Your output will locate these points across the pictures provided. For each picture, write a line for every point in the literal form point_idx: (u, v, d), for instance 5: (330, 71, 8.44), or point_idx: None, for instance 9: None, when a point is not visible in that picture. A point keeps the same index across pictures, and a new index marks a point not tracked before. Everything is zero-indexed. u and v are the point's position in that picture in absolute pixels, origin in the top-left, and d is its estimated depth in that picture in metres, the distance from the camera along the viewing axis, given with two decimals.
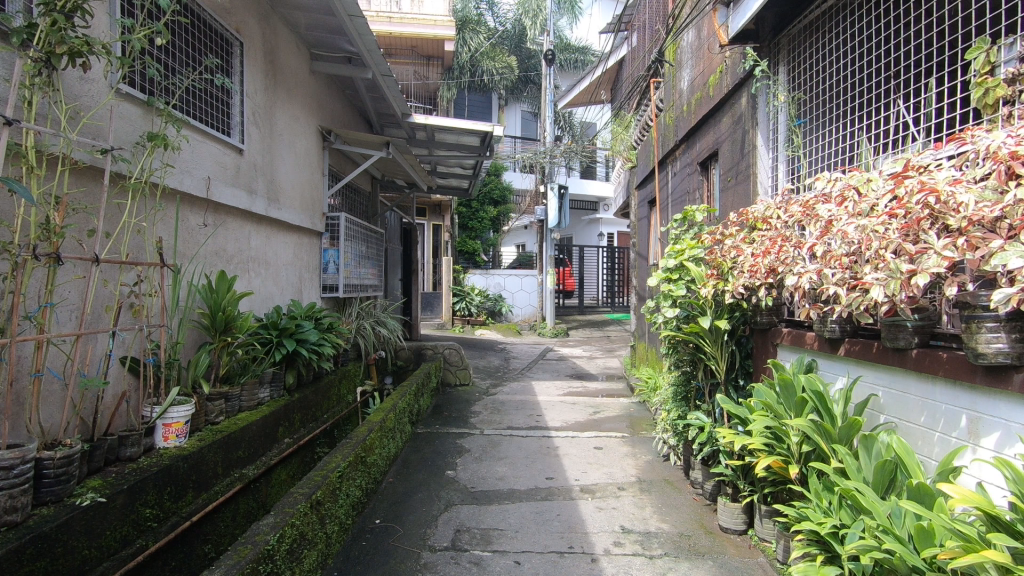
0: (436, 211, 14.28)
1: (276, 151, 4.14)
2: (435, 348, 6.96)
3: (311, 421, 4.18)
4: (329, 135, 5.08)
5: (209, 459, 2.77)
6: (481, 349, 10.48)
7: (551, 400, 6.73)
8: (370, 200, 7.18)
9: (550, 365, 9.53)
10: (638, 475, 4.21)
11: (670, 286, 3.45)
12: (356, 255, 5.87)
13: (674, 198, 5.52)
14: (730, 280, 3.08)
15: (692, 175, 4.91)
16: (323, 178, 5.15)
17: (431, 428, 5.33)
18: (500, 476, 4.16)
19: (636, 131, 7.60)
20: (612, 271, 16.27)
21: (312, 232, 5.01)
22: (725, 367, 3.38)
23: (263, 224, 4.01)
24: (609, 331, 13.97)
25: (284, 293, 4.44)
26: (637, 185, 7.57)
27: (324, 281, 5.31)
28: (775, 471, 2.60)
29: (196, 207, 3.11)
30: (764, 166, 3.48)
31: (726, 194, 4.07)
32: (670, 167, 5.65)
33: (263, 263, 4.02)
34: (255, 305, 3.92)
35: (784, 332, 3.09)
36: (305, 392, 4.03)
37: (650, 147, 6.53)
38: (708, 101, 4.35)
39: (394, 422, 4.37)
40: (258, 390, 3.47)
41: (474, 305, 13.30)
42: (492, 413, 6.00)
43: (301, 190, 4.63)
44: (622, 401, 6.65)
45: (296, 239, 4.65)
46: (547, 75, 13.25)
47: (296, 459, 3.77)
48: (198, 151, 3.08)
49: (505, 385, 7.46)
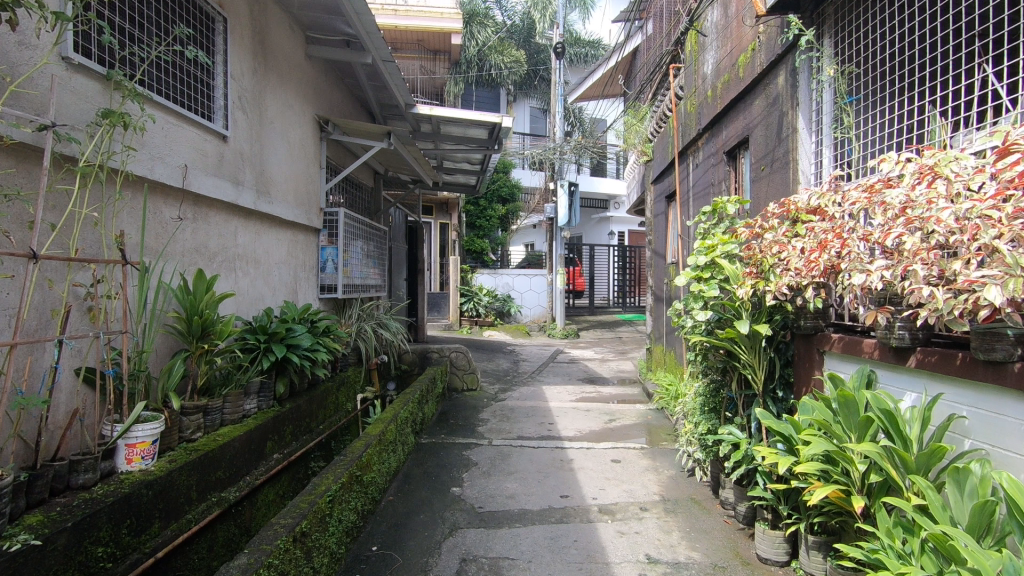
0: (443, 209, 13.94)
1: (267, 140, 3.81)
2: (441, 351, 6.60)
3: (306, 433, 3.86)
4: (326, 125, 4.76)
5: (181, 482, 2.44)
6: (489, 351, 10.13)
7: (563, 406, 6.36)
8: (372, 196, 6.84)
9: (561, 368, 9.17)
10: (661, 493, 3.84)
11: (700, 286, 3.09)
12: (357, 254, 5.54)
13: (696, 192, 5.14)
14: (772, 279, 2.73)
15: (717, 166, 4.54)
16: (320, 171, 4.82)
17: (436, 438, 4.98)
18: (510, 494, 3.80)
19: (652, 123, 7.22)
20: (623, 271, 15.88)
21: (309, 228, 4.69)
22: (763, 377, 3.01)
23: (252, 218, 3.69)
24: (621, 332, 13.58)
25: (277, 295, 4.13)
26: (654, 180, 7.19)
27: (322, 280, 4.97)
28: (831, 502, 2.23)
29: (170, 199, 2.79)
30: (807, 151, 3.10)
31: (758, 184, 3.69)
32: (692, 158, 5.27)
33: (252, 262, 3.70)
34: (244, 307, 3.60)
35: (834, 338, 2.71)
36: (298, 402, 3.70)
37: (668, 138, 6.14)
38: (737, 83, 3.97)
39: (395, 433, 4.04)
40: (243, 401, 3.14)
41: (482, 306, 12.96)
42: (501, 421, 5.65)
43: (294, 182, 4.30)
44: (638, 408, 6.28)
45: (290, 235, 4.33)
46: (557, 69, 12.87)
47: (287, 477, 3.45)
48: (172, 136, 2.75)
49: (514, 390, 7.10)
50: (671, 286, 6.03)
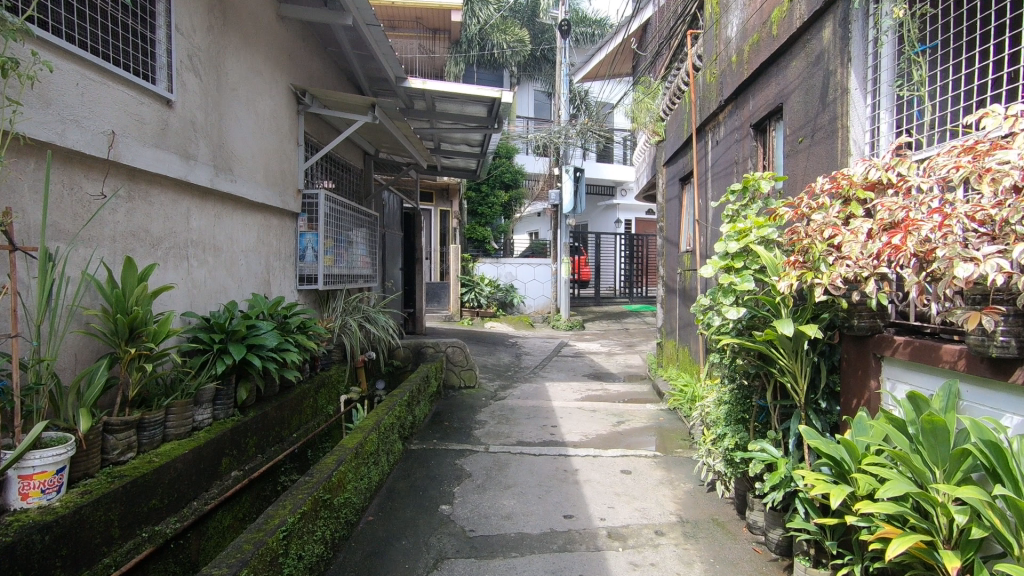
0: (444, 195, 13.43)
1: (228, 109, 3.32)
2: (437, 346, 6.12)
3: (275, 442, 3.41)
4: (304, 96, 4.26)
5: (95, 520, 1.99)
6: (490, 344, 9.67)
7: (567, 406, 5.90)
8: (362, 178, 6.36)
9: (565, 362, 8.70)
10: (678, 514, 3.37)
11: (730, 278, 2.59)
12: (342, 241, 5.06)
13: (716, 172, 4.62)
14: (823, 270, 2.24)
15: (742, 142, 4.03)
16: (299, 148, 4.34)
17: (427, 443, 4.53)
18: (507, 514, 3.34)
19: (665, 100, 6.69)
20: (630, 260, 15.35)
21: (284, 212, 4.21)
22: (805, 386, 2.53)
23: (210, 199, 3.21)
24: (627, 324, 13.08)
25: (246, 287, 3.66)
26: (667, 162, 6.66)
27: (301, 270, 4.50)
28: (909, 555, 1.76)
29: (92, 172, 2.31)
30: (859, 116, 2.59)
31: (794, 159, 3.19)
32: (711, 135, 4.75)
33: (210, 249, 3.24)
34: (200, 301, 3.13)
35: (898, 342, 2.21)
36: (265, 409, 3.25)
37: (684, 114, 5.61)
38: (769, 43, 3.44)
39: (377, 442, 3.58)
40: (192, 411, 2.69)
41: (483, 296, 12.48)
42: (500, 423, 5.20)
43: (264, 160, 3.81)
44: (648, 409, 5.81)
45: (261, 219, 3.85)
46: (561, 47, 12.28)
47: (248, 496, 3.00)
48: (91, 97, 2.28)
49: (515, 388, 6.64)
50: (686, 277, 5.55)
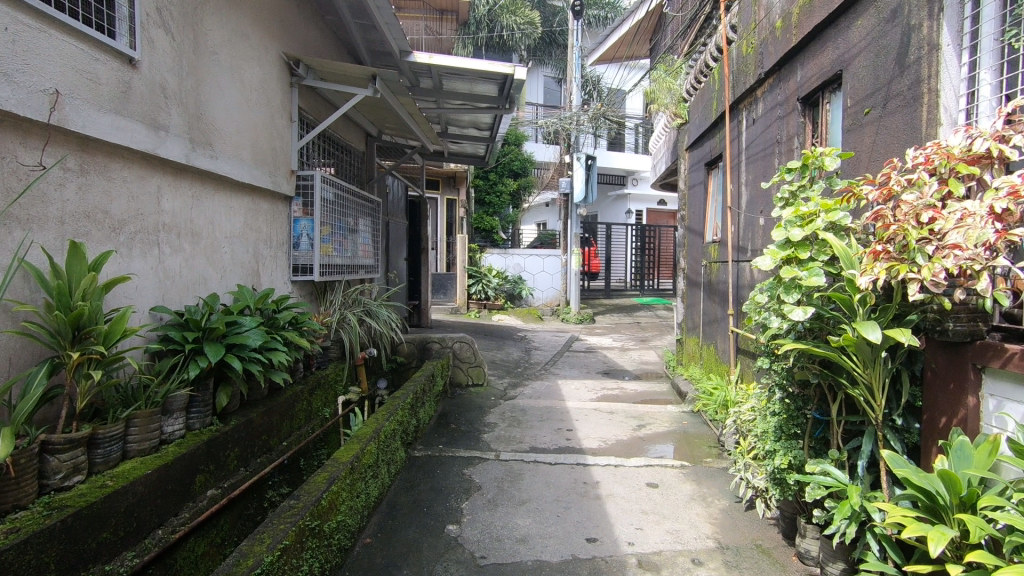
0: (451, 183, 13.02)
1: (208, 76, 2.92)
2: (442, 341, 5.72)
3: (262, 452, 3.04)
4: (297, 67, 3.84)
5: (23, 564, 1.62)
6: (499, 338, 9.29)
7: (582, 407, 5.51)
8: (364, 161, 5.95)
9: (577, 358, 8.29)
10: (716, 539, 2.96)
11: (794, 271, 2.17)
12: (341, 228, 4.66)
13: (753, 153, 4.19)
14: (920, 262, 1.84)
15: (786, 118, 3.60)
16: (292, 124, 3.94)
17: (432, 449, 4.16)
18: (521, 536, 2.95)
19: (688, 78, 6.23)
20: (642, 252, 14.89)
21: (276, 195, 3.81)
22: (883, 400, 2.12)
23: (186, 178, 2.82)
24: (639, 318, 12.66)
25: (231, 277, 3.28)
26: (690, 146, 6.22)
27: (296, 259, 4.10)
28: None
29: (27, 138, 1.94)
30: (952, 78, 2.16)
31: (857, 134, 2.76)
32: (746, 113, 4.32)
33: (187, 234, 2.85)
34: (175, 293, 2.75)
35: (1013, 351, 1.80)
36: (248, 416, 2.87)
37: (713, 92, 5.17)
38: (826, 1, 3.00)
39: (377, 452, 3.20)
40: (159, 422, 2.32)
41: (491, 288, 12.09)
42: (511, 426, 4.82)
43: (252, 135, 3.41)
44: (668, 410, 5.41)
45: (247, 202, 3.46)
46: (574, 29, 11.78)
47: (228, 517, 2.63)
48: (25, 46, 1.90)
49: (526, 386, 6.26)
50: (713, 270, 5.13)
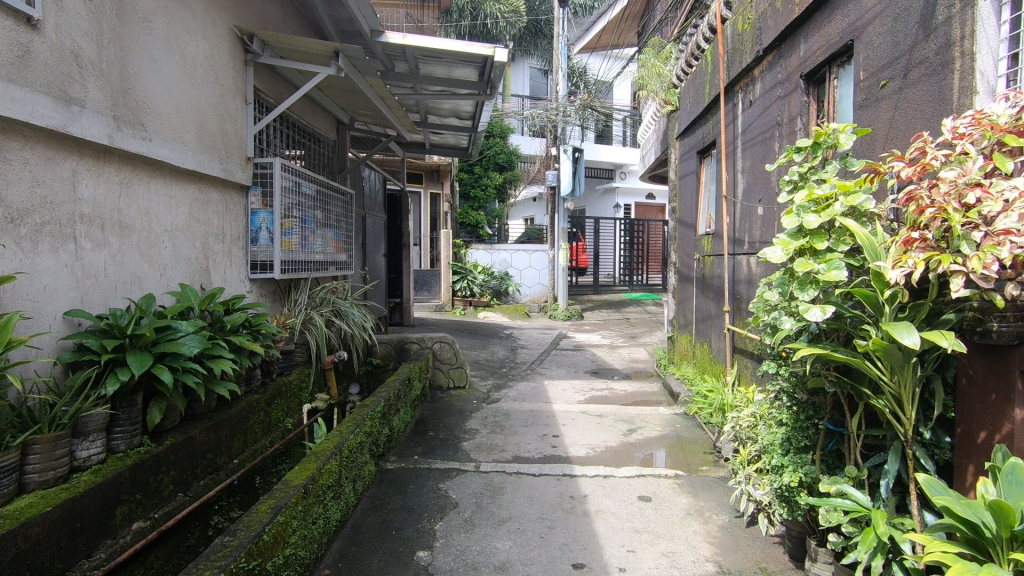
0: (434, 176, 12.64)
1: (138, 45, 2.57)
2: (421, 341, 5.43)
3: (208, 473, 2.69)
4: (252, 42, 3.48)
5: None
6: (483, 336, 8.97)
7: (570, 410, 5.20)
8: (335, 151, 5.58)
9: (564, 357, 7.99)
10: (716, 562, 2.67)
11: (810, 264, 1.87)
12: (307, 221, 4.29)
13: (750, 138, 3.90)
14: (964, 251, 1.55)
15: (788, 97, 3.31)
16: (247, 107, 3.58)
17: (406, 461, 3.83)
18: (500, 564, 2.63)
19: (679, 63, 5.93)
20: (630, 247, 14.64)
21: (229, 184, 3.45)
22: (914, 413, 1.82)
23: (111, 161, 2.46)
24: (628, 313, 12.41)
25: (173, 277, 2.92)
26: (681, 134, 5.93)
27: (254, 256, 3.74)
28: None
29: None
30: (990, 39, 1.85)
31: (873, 110, 2.46)
32: (743, 95, 4.02)
33: (113, 226, 2.49)
34: (98, 295, 2.39)
35: None
36: (189, 433, 2.53)
37: (705, 76, 4.88)
38: None
39: (339, 469, 2.87)
40: (68, 447, 1.98)
41: (476, 285, 11.75)
42: (493, 433, 4.50)
43: (197, 117, 3.05)
44: (660, 412, 5.12)
45: (194, 191, 3.10)
46: (559, 17, 11.45)
47: (162, 552, 2.29)
48: None
49: (511, 387, 5.94)
50: (708, 264, 4.84)
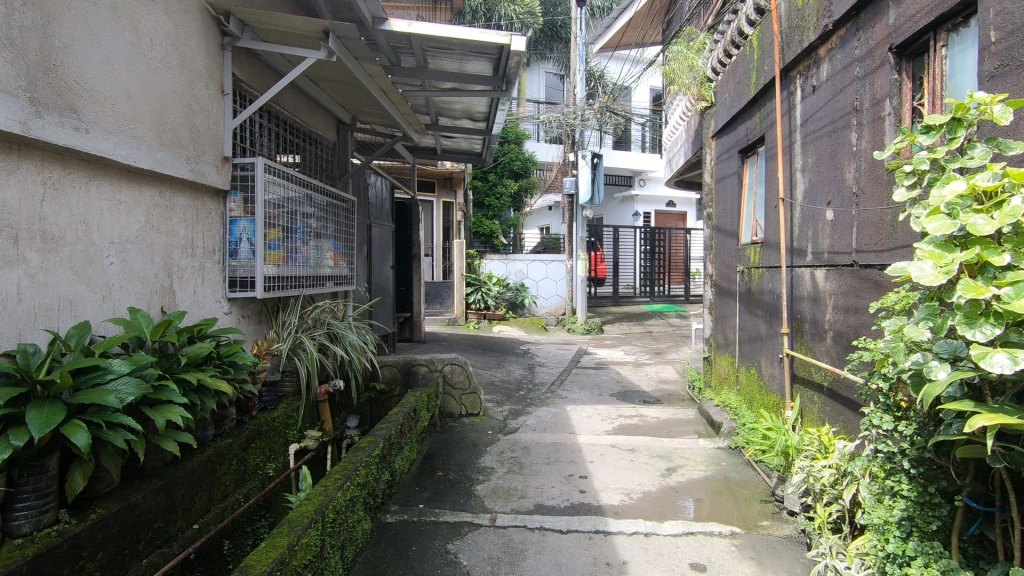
0: (447, 184, 12.16)
1: (70, 13, 2.06)
2: (430, 363, 4.88)
3: (154, 547, 2.13)
4: (228, 22, 2.97)
5: None
6: (499, 353, 8.39)
7: (596, 442, 4.60)
8: (336, 153, 5.07)
9: (586, 376, 7.37)
10: None
11: (982, 289, 1.30)
12: (299, 232, 3.77)
13: (813, 130, 3.31)
14: None
15: (871, 75, 2.72)
16: (225, 98, 3.08)
17: (409, 511, 3.25)
18: None
19: (715, 53, 5.35)
20: (651, 256, 14.01)
21: (199, 188, 2.93)
22: None
23: (29, 155, 1.95)
24: (651, 327, 11.76)
25: (120, 300, 2.39)
26: (717, 133, 5.35)
27: (233, 271, 3.22)
28: None
29: None
30: None
31: (1016, 78, 1.86)
32: (802, 80, 3.44)
33: (32, 238, 1.96)
34: (4, 327, 1.87)
35: None
36: (128, 500, 1.99)
37: (750, 63, 4.30)
38: None
39: (321, 539, 2.29)
40: None
41: (491, 297, 11.21)
42: (511, 473, 3.91)
43: (156, 106, 2.55)
44: (701, 446, 4.49)
45: (152, 195, 2.58)
46: (577, 17, 10.92)
47: None
48: None
49: (529, 415, 5.35)
50: (758, 277, 4.22)
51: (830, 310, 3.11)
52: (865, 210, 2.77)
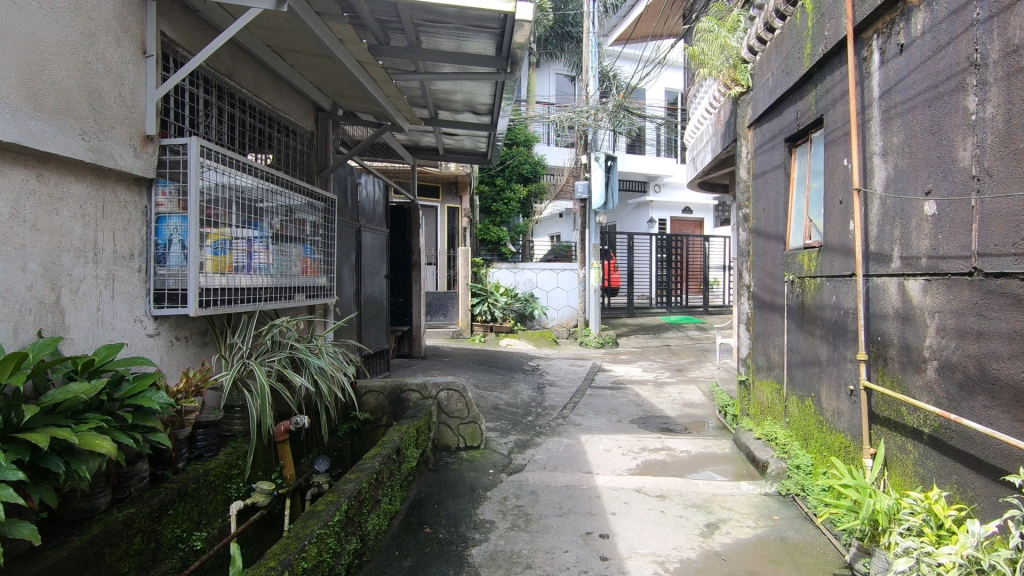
0: (453, 189, 11.56)
1: None
2: (422, 389, 4.16)
3: None
4: None
5: None
6: (506, 370, 7.68)
7: (618, 485, 3.85)
8: (314, 145, 4.40)
9: (601, 398, 6.62)
10: None
11: None
12: (258, 236, 3.06)
13: (902, 101, 2.59)
14: None
15: (1003, 13, 1.99)
16: (148, 61, 2.41)
17: None
18: None
19: (752, 28, 4.62)
20: (668, 265, 13.23)
21: (107, 175, 2.27)
22: None
23: None
24: (668, 340, 10.98)
25: None
26: (756, 121, 4.62)
27: (161, 283, 2.53)
28: None
29: None
30: None
31: None
32: (884, 38, 2.71)
33: None
34: None
35: None
36: None
37: (804, 32, 3.58)
38: None
39: None
40: None
41: (498, 309, 10.50)
42: (514, 530, 3.18)
43: (30, 59, 1.88)
44: (744, 490, 3.72)
45: (26, 180, 1.92)
46: (590, 10, 10.27)
47: None
48: None
49: (538, 448, 4.62)
50: (817, 288, 3.46)
51: (934, 333, 2.36)
52: (994, 199, 2.03)
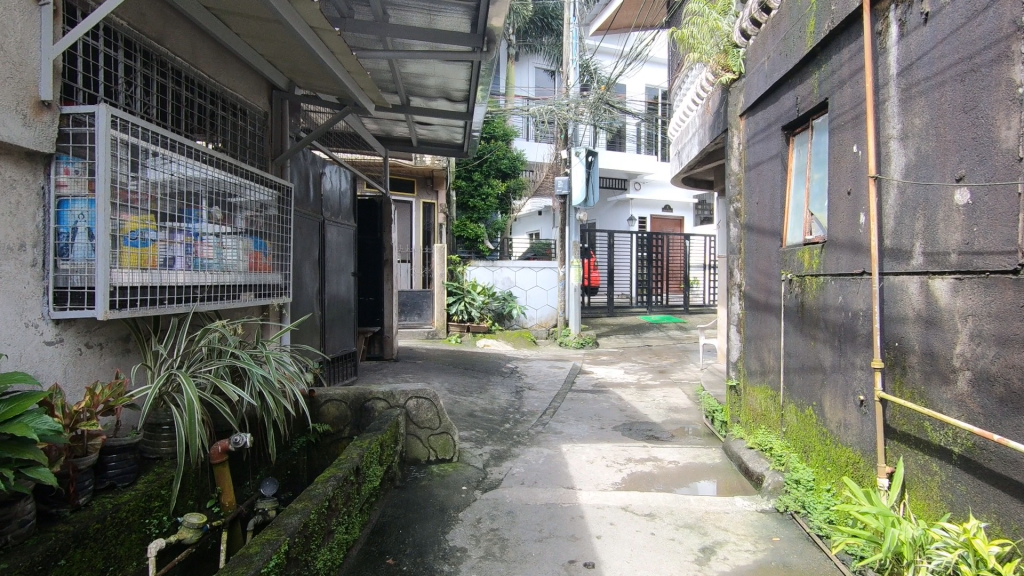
0: (429, 184, 11.15)
1: None
2: (389, 398, 3.77)
3: None
4: None
5: None
6: (483, 373, 7.31)
7: (602, 502, 3.52)
8: (268, 127, 3.97)
9: (582, 402, 6.30)
10: None
11: None
12: (192, 227, 2.64)
13: (926, 77, 2.30)
14: None
15: None
16: (43, 10, 1.98)
17: None
18: None
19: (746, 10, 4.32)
20: (648, 263, 12.99)
21: None
22: None
23: None
24: (649, 340, 10.73)
25: None
26: (749, 109, 4.33)
27: (63, 279, 2.09)
28: None
29: None
30: None
31: None
32: (904, 8, 2.42)
33: None
34: None
35: None
36: None
37: (806, 9, 3.29)
38: None
39: None
40: None
41: (475, 308, 10.10)
42: (488, 560, 2.82)
43: None
44: (740, 507, 3.42)
45: None
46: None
47: None
48: None
49: (516, 460, 4.27)
50: (821, 287, 3.17)
51: (966, 339, 2.07)
52: None
